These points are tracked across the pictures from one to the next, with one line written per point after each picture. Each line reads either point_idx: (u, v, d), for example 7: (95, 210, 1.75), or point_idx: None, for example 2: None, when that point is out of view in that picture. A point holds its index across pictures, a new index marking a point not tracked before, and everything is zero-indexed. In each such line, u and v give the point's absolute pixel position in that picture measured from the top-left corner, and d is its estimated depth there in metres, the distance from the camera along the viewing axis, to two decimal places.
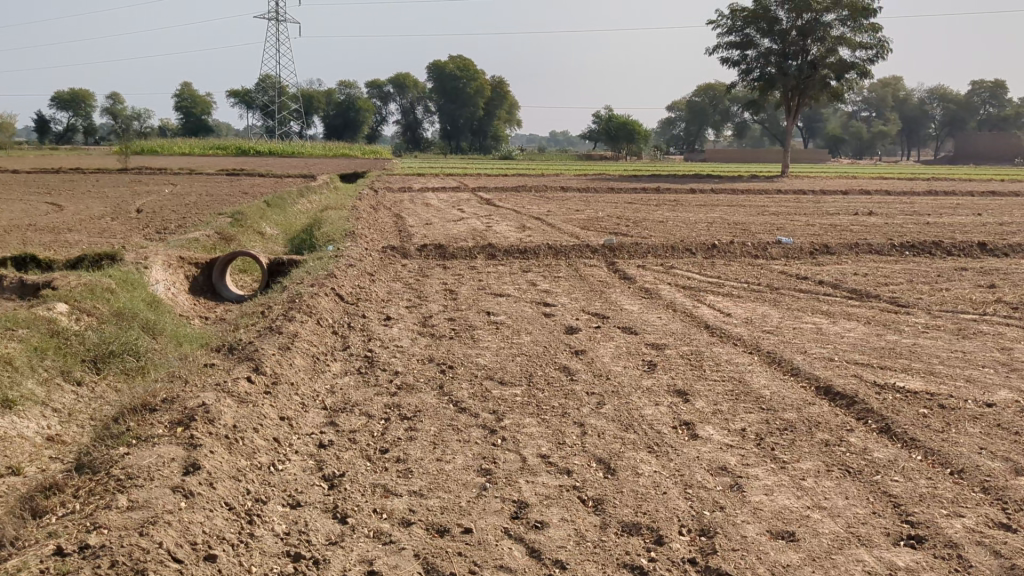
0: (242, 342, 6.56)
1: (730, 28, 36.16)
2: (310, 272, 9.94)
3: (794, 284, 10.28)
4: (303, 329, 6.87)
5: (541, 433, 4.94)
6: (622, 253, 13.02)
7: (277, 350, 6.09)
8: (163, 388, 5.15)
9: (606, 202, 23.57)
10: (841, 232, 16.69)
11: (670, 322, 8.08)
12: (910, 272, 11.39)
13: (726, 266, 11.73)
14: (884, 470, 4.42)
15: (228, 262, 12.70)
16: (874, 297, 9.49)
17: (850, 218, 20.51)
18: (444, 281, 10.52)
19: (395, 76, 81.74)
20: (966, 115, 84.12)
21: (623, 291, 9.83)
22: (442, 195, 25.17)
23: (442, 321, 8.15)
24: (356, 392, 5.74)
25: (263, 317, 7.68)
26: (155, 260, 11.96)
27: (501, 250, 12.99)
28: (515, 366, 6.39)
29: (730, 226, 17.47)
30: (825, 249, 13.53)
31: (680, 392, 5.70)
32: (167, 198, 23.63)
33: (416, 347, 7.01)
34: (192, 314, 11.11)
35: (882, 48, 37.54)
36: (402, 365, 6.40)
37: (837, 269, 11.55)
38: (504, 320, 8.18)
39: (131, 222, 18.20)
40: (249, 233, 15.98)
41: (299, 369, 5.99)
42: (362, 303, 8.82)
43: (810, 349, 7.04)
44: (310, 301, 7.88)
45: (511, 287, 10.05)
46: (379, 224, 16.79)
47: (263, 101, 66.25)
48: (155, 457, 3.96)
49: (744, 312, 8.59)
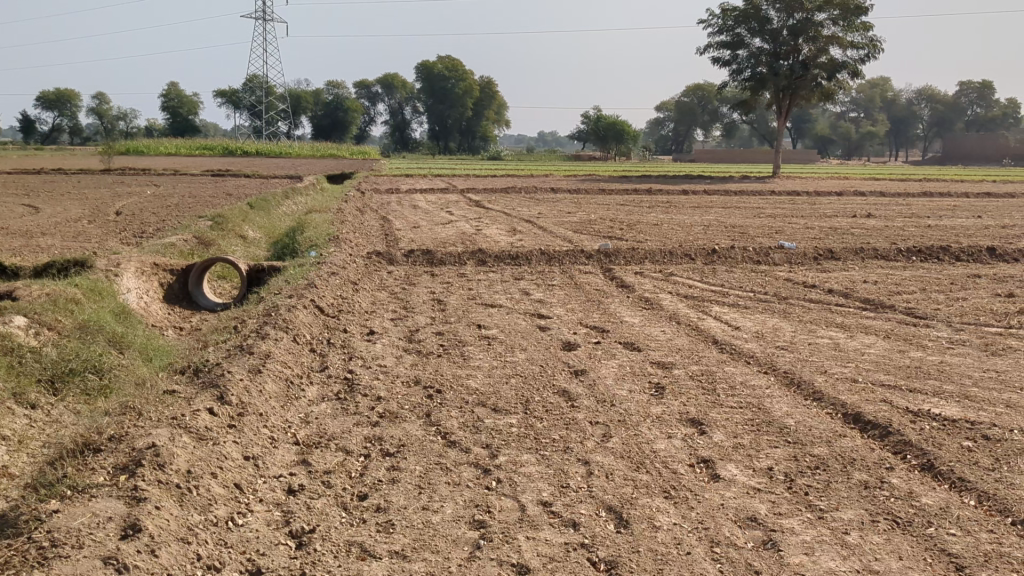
0: (209, 364, 5.95)
1: (720, 28, 35.68)
2: (290, 281, 9.31)
3: (803, 294, 9.72)
4: (276, 347, 6.27)
5: (543, 474, 4.35)
6: (618, 258, 12.44)
7: (246, 374, 5.48)
8: (112, 424, 4.53)
9: (598, 204, 22.99)
10: (842, 236, 16.17)
11: (675, 337, 7.50)
12: (919, 279, 10.85)
13: (729, 273, 11.17)
14: (937, 521, 3.87)
15: (206, 267, 12.10)
16: (889, 308, 8.93)
17: (849, 221, 19.96)
18: (432, 290, 9.92)
19: (383, 76, 81.09)
20: (954, 117, 84.12)
21: (622, 301, 9.24)
22: (430, 197, 24.57)
23: (429, 335, 7.55)
24: (335, 421, 5.15)
25: (236, 333, 7.06)
26: (127, 267, 11.31)
27: (492, 255, 12.41)
28: (509, 390, 5.80)
29: (727, 229, 16.91)
30: (830, 255, 12.98)
31: (696, 422, 5.12)
32: (148, 200, 22.91)
33: (402, 367, 6.41)
34: (165, 324, 10.47)
35: (874, 47, 37.17)
36: (386, 389, 5.80)
37: (844, 276, 11.02)
38: (497, 335, 7.58)
39: (107, 225, 17.54)
40: (230, 237, 15.34)
41: (271, 396, 5.39)
42: (344, 316, 8.21)
43: (830, 369, 6.48)
44: (287, 315, 7.27)
45: (503, 297, 9.44)
46: (366, 227, 16.19)
47: (250, 100, 65.41)
48: (89, 516, 3.37)
49: (754, 325, 8.01)
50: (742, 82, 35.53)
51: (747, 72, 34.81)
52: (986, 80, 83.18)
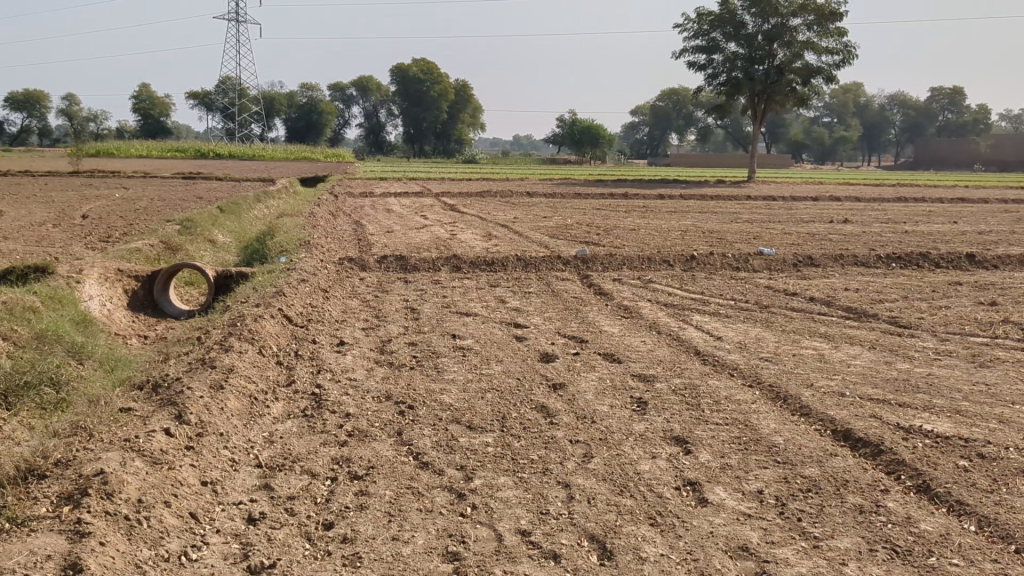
0: (170, 379, 5.66)
1: (696, 32, 35.62)
2: (258, 289, 9.02)
3: (784, 302, 9.55)
4: (240, 361, 5.98)
5: (521, 499, 4.10)
6: (596, 264, 12.23)
7: (206, 391, 5.19)
8: (60, 446, 4.24)
9: (574, 209, 22.81)
10: (820, 242, 16.07)
11: (657, 348, 7.27)
12: (901, 287, 10.73)
13: (708, 280, 10.99)
14: (938, 550, 3.65)
15: (173, 273, 11.76)
16: (872, 316, 8.78)
17: (827, 226, 19.90)
18: (405, 298, 9.64)
19: (358, 80, 80.64)
20: (926, 122, 84.86)
21: (600, 309, 9.02)
22: (405, 201, 24.29)
23: (402, 346, 7.28)
24: (301, 440, 4.88)
25: (199, 345, 6.76)
26: (90, 273, 10.95)
27: (467, 261, 12.15)
28: (485, 405, 5.54)
29: (706, 235, 16.75)
30: (809, 261, 12.85)
31: (681, 440, 4.90)
32: (117, 203, 22.46)
33: (373, 380, 6.14)
34: (129, 333, 10.12)
35: (849, 52, 37.30)
36: (355, 405, 5.52)
37: (824, 284, 10.87)
38: (472, 346, 7.33)
39: (73, 229, 17.10)
40: (199, 242, 14.98)
41: (233, 413, 5.11)
42: (312, 326, 7.92)
43: (817, 382, 6.27)
44: (253, 325, 6.98)
45: (478, 305, 9.19)
46: (338, 232, 15.89)
47: (223, 102, 64.76)
48: (26, 557, 3.09)
49: (736, 336, 7.81)
50: (717, 86, 35.52)
51: (722, 77, 34.79)
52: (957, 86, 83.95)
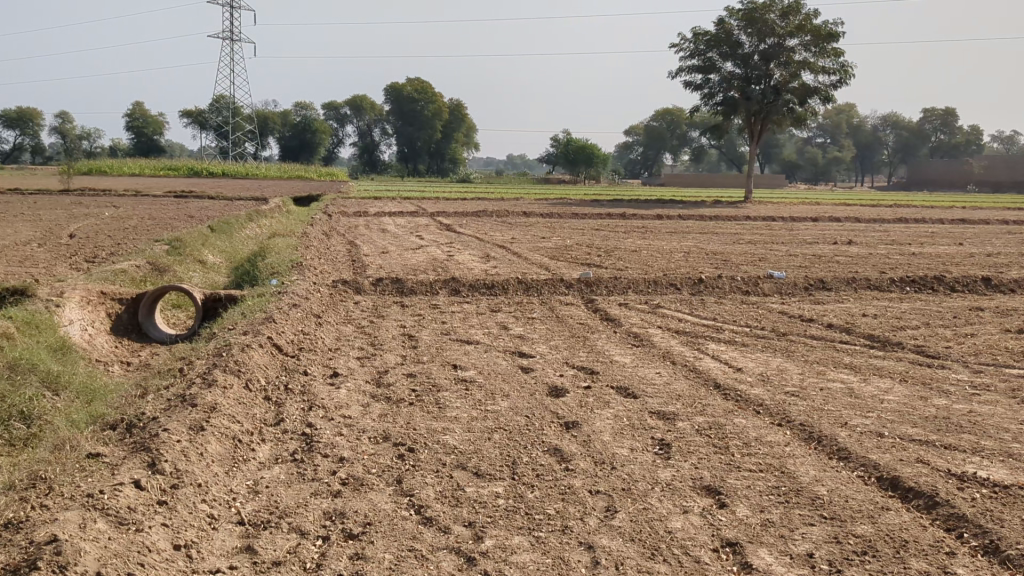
0: (147, 419, 5.15)
1: (692, 52, 35.25)
2: (246, 314, 8.51)
3: (801, 329, 9.08)
4: (223, 399, 5.47)
5: (540, 565, 3.59)
6: (599, 288, 11.75)
7: (185, 435, 4.69)
8: (13, 500, 3.73)
9: (573, 229, 22.39)
10: (828, 264, 15.63)
11: (673, 381, 6.75)
12: (921, 312, 10.26)
13: (718, 305, 10.54)
14: None
15: (159, 296, 11.24)
16: (897, 345, 8.28)
17: (831, 247, 19.46)
18: (402, 324, 9.14)
19: (352, 99, 80.46)
20: (918, 143, 84.87)
21: (609, 337, 8.52)
22: (400, 220, 23.84)
23: (400, 378, 6.77)
24: (292, 491, 4.37)
25: (181, 378, 6.25)
26: (71, 296, 10.43)
27: (466, 284, 11.66)
28: (493, 449, 5.02)
29: (709, 256, 16.29)
30: (821, 284, 12.40)
31: (714, 491, 4.41)
32: (105, 222, 21.95)
33: (369, 418, 5.62)
34: (111, 359, 9.60)
35: (845, 73, 37.06)
36: (350, 448, 5.00)
37: (839, 309, 10.41)
38: (475, 378, 6.81)
39: (59, 249, 16.61)
40: (189, 262, 14.48)
41: (214, 460, 4.59)
42: (304, 355, 7.41)
43: (851, 421, 5.77)
44: (241, 357, 6.48)
45: (479, 332, 8.68)
46: (332, 252, 15.41)
47: (217, 121, 64.39)
48: None
49: (758, 367, 7.30)
50: (714, 106, 35.16)
51: (718, 97, 34.39)
52: (948, 108, 84.03)
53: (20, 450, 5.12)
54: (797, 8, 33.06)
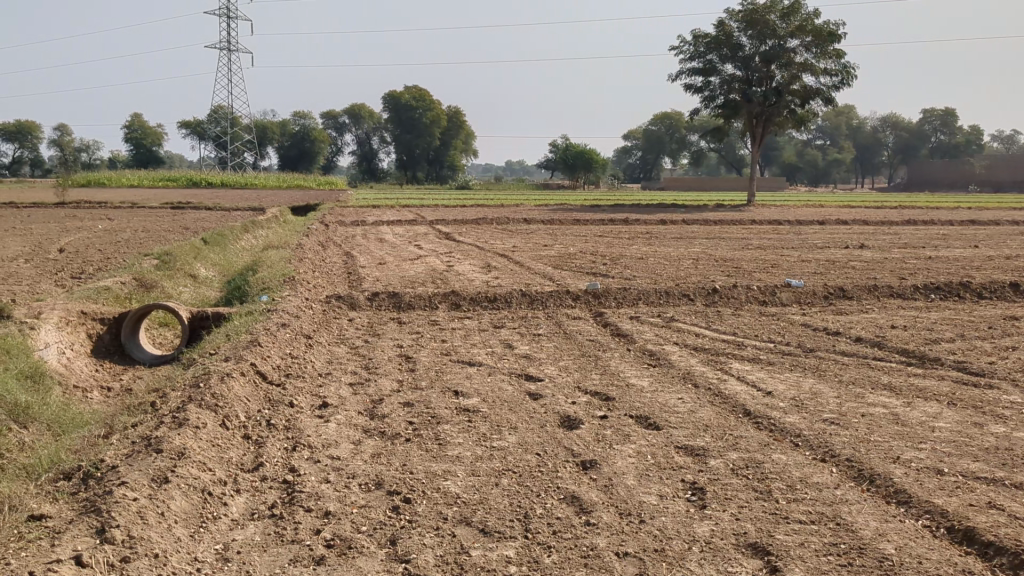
0: (109, 466, 4.53)
1: (692, 54, 34.59)
2: (231, 336, 7.87)
3: (830, 344, 8.42)
4: (195, 441, 4.85)
5: None
6: (609, 299, 11.10)
7: (146, 491, 4.06)
8: None
9: (576, 235, 21.76)
10: (843, 269, 15.02)
11: (699, 408, 6.09)
12: (954, 322, 9.61)
13: (737, 317, 9.90)
14: None
15: (143, 316, 10.61)
16: (938, 361, 7.62)
17: (845, 251, 18.78)
18: (400, 343, 8.49)
19: (352, 108, 79.96)
20: (918, 144, 84.39)
21: (623, 356, 7.87)
22: (398, 229, 23.25)
23: (395, 409, 6.10)
24: (266, 558, 3.72)
25: (153, 414, 5.63)
26: (49, 317, 9.77)
27: (467, 297, 11.03)
28: (502, 498, 4.36)
29: (721, 263, 15.63)
30: (841, 292, 11.77)
31: (762, 550, 3.77)
32: (95, 235, 21.30)
33: (360, 460, 4.97)
34: (90, 384, 8.95)
35: (847, 74, 36.46)
36: (337, 500, 4.35)
37: (866, 320, 9.76)
38: (479, 407, 6.16)
39: (45, 264, 15.95)
40: (178, 277, 13.82)
41: (177, 520, 3.95)
42: (291, 382, 6.77)
43: (905, 454, 5.14)
44: (219, 390, 5.84)
45: (483, 352, 8.03)
46: (327, 265, 14.78)
47: (214, 131, 63.78)
48: None
49: (789, 389, 6.66)
50: (715, 109, 34.49)
51: (719, 100, 33.76)
52: (950, 108, 83.46)
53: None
54: (798, 8, 32.42)
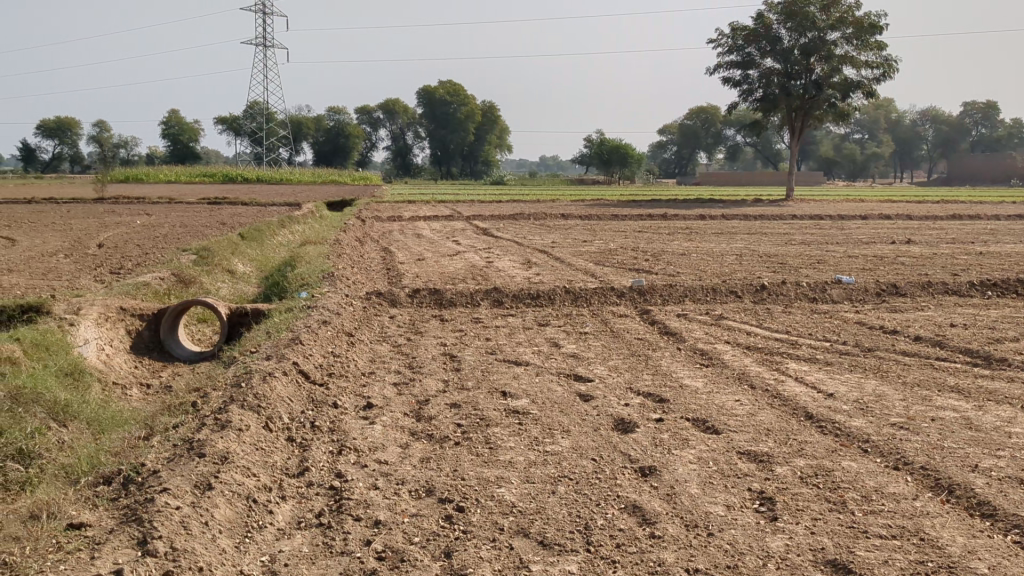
0: (152, 470, 4.38)
1: (730, 48, 34.10)
2: (271, 334, 7.72)
3: (888, 343, 8.11)
4: (239, 444, 4.68)
5: None
6: (654, 296, 10.84)
7: (190, 498, 3.89)
8: None
9: (615, 231, 21.50)
10: (892, 266, 14.62)
11: (759, 412, 5.82)
12: (1015, 321, 9.23)
13: (787, 315, 9.61)
14: None
15: (182, 312, 10.51)
16: (1006, 362, 7.29)
17: (891, 247, 18.35)
18: (442, 341, 8.30)
19: (387, 103, 80.19)
20: (959, 137, 83.00)
21: (674, 356, 7.60)
22: (435, 224, 23.11)
23: (442, 410, 5.90)
24: (315, 571, 3.53)
25: (195, 415, 5.47)
26: (89, 313, 9.68)
27: (509, 293, 10.81)
28: (560, 508, 4.14)
29: (765, 259, 15.28)
30: (893, 289, 11.41)
31: (843, 568, 3.52)
32: (133, 230, 21.33)
33: (408, 465, 4.77)
34: (129, 382, 8.85)
35: (889, 66, 35.77)
36: (387, 508, 4.14)
37: (923, 318, 9.41)
38: (528, 408, 5.94)
39: (84, 260, 15.94)
40: (217, 273, 13.74)
41: (222, 530, 3.77)
42: (333, 382, 6.60)
43: (983, 462, 4.85)
44: (262, 391, 5.68)
45: (529, 351, 7.80)
46: (365, 260, 14.66)
47: (251, 127, 64.09)
48: None
49: (851, 391, 6.37)
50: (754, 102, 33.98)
51: (758, 93, 33.23)
52: (992, 101, 81.94)
53: (6, 502, 4.31)
54: None
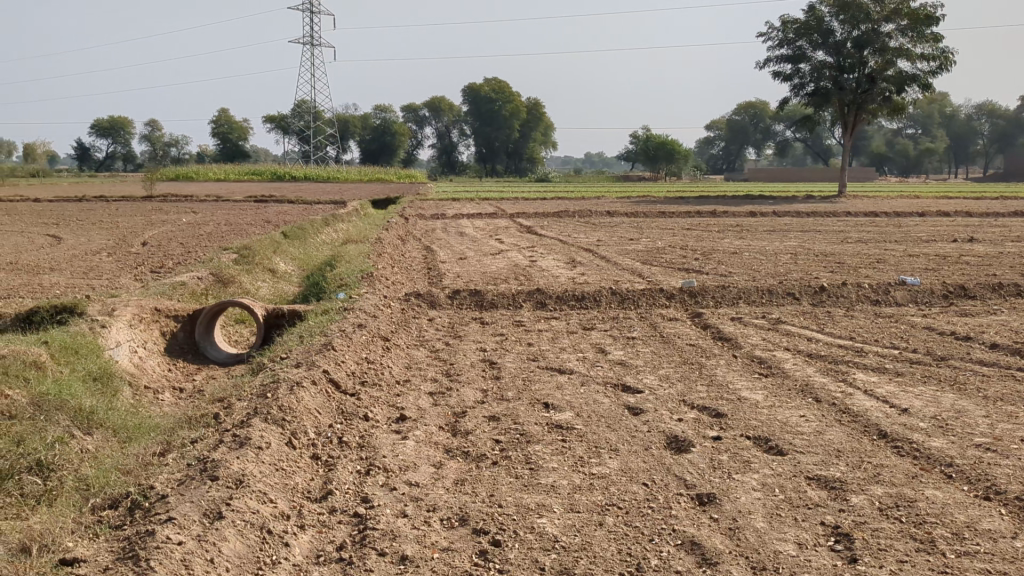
0: (161, 493, 4.01)
1: (780, 41, 33.23)
2: (305, 339, 7.35)
3: (961, 351, 7.52)
4: (256, 465, 4.30)
5: None
6: (706, 297, 10.31)
7: (197, 530, 3.50)
8: None
9: (663, 230, 20.91)
10: (956, 266, 13.91)
11: (828, 430, 5.30)
12: None
13: (848, 319, 9.04)
14: None
15: (218, 313, 10.20)
16: None
17: (954, 245, 17.57)
18: (482, 346, 7.87)
19: (433, 101, 80.17)
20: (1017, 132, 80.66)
21: (730, 365, 7.09)
22: (479, 223, 22.77)
23: (480, 424, 5.47)
24: None
25: (216, 430, 5.10)
26: (124, 313, 9.40)
27: (553, 295, 10.36)
28: (609, 544, 3.68)
29: (821, 258, 14.64)
30: (962, 291, 10.74)
31: None
32: (179, 229, 21.23)
33: (441, 488, 4.35)
34: (162, 385, 8.55)
35: (947, 59, 34.60)
36: (415, 541, 3.72)
37: (997, 324, 8.76)
38: (572, 423, 5.49)
39: (127, 258, 15.79)
40: (257, 272, 13.49)
41: (229, 568, 3.38)
42: (366, 390, 6.20)
43: None
44: (288, 404, 5.29)
45: (574, 358, 7.34)
46: (408, 259, 14.31)
47: (299, 125, 64.23)
48: None
49: (929, 406, 5.81)
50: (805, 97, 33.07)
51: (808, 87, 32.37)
52: None
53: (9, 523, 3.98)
54: None
